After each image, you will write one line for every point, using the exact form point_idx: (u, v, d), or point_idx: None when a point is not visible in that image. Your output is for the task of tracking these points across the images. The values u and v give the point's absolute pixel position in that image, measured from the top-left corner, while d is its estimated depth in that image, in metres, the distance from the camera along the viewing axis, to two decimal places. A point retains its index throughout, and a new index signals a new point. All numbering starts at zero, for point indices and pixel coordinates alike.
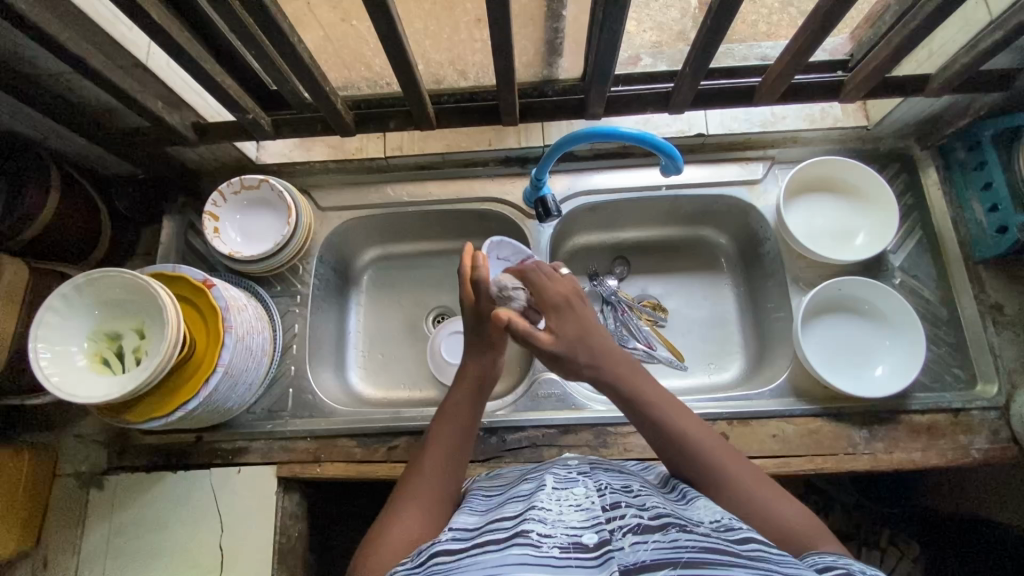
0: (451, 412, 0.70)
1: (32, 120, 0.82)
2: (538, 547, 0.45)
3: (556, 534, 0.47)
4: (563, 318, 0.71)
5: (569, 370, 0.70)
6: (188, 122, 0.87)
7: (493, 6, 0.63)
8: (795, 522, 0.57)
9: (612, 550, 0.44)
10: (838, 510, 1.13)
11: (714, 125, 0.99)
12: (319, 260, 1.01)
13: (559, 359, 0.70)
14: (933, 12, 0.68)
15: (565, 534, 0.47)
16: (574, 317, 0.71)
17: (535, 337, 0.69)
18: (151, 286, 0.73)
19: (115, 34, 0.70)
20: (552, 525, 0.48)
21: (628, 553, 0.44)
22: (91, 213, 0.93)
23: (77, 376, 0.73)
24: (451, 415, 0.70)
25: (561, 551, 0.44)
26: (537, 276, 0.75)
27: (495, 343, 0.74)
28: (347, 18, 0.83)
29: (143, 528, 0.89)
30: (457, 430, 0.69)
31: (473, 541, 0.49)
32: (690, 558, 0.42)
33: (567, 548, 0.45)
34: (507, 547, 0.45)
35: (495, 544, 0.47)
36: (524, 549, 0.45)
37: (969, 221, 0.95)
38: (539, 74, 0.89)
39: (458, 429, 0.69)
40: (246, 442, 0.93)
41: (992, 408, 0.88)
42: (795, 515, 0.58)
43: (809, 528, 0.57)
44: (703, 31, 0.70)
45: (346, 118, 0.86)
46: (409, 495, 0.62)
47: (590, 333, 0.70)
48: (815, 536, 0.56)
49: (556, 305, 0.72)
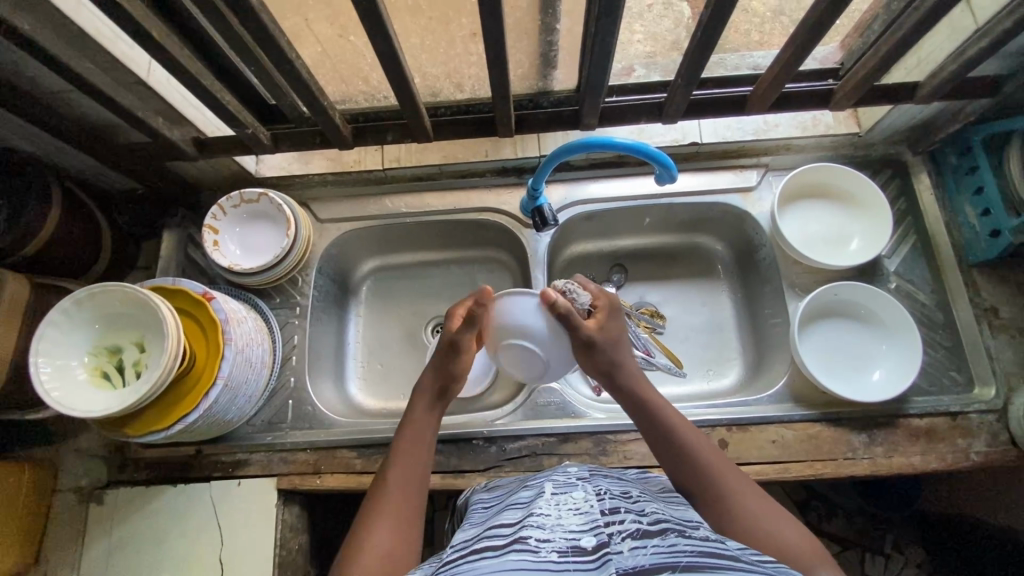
0: (413, 422, 0.72)
1: (34, 137, 0.84)
2: (536, 552, 0.45)
3: (554, 538, 0.47)
4: (611, 318, 0.78)
5: (593, 366, 0.76)
6: (188, 137, 0.88)
7: (487, 20, 0.64)
8: (796, 543, 0.57)
9: (610, 553, 0.44)
10: (840, 517, 1.15)
11: (707, 134, 1.00)
12: (318, 272, 1.02)
13: (596, 349, 0.75)
14: (921, 21, 0.70)
15: (563, 538, 0.47)
16: (621, 324, 0.79)
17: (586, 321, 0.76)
18: (152, 299, 0.74)
19: (116, 52, 0.71)
20: (551, 530, 0.48)
21: (627, 557, 0.44)
22: (91, 229, 0.94)
23: (78, 391, 0.73)
24: (413, 426, 0.72)
25: (559, 555, 0.44)
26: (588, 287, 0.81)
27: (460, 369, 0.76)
28: (344, 33, 0.83)
29: (142, 543, 0.88)
30: (418, 444, 0.70)
31: (472, 548, 0.49)
32: (688, 563, 0.42)
33: (565, 552, 0.45)
34: (506, 552, 0.46)
35: (495, 550, 0.47)
36: (523, 554, 0.45)
37: (962, 224, 0.96)
38: (534, 85, 0.90)
39: (419, 436, 0.71)
40: (247, 454, 0.93)
41: (990, 411, 0.89)
42: (795, 535, 0.58)
43: (809, 550, 0.57)
44: (694, 42, 0.72)
45: (344, 131, 0.87)
46: (379, 507, 0.63)
47: (624, 343, 0.78)
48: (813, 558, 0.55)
49: (610, 307, 0.79)
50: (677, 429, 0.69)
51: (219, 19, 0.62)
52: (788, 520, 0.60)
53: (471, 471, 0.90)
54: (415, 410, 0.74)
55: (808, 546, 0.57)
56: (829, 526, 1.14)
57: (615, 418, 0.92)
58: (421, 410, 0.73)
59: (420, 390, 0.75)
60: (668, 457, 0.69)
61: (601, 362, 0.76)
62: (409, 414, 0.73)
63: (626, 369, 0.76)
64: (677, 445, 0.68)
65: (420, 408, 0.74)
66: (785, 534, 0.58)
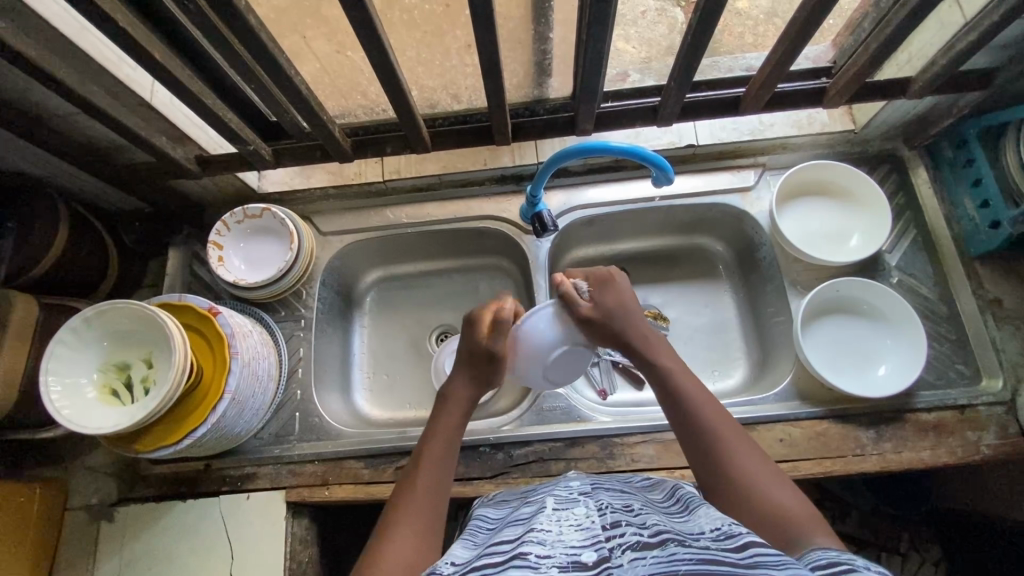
0: (439, 427, 0.70)
1: (41, 159, 0.86)
2: (537, 568, 0.45)
3: (555, 554, 0.46)
4: (606, 291, 0.78)
5: (601, 337, 0.77)
6: (191, 156, 0.89)
7: (480, 31, 0.65)
8: (798, 516, 0.57)
9: (610, 567, 0.44)
10: (855, 516, 1.13)
11: (703, 136, 1.01)
12: (322, 284, 1.03)
13: (595, 323, 0.76)
14: (907, 19, 0.71)
15: (563, 554, 0.46)
16: (618, 294, 0.78)
17: (580, 305, 0.77)
18: (159, 316, 0.75)
19: (120, 75, 0.73)
20: (552, 545, 0.48)
21: (627, 570, 0.44)
22: (99, 249, 0.96)
23: (88, 407, 0.74)
24: (439, 433, 0.69)
25: (559, 571, 0.44)
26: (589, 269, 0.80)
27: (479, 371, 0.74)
28: (343, 50, 0.85)
29: (151, 558, 0.89)
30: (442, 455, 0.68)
31: (472, 567, 0.49)
32: (687, 571, 0.42)
33: (565, 568, 0.44)
34: (508, 569, 0.46)
35: (496, 567, 0.47)
36: (522, 570, 0.45)
37: (960, 216, 0.96)
38: (529, 94, 0.91)
39: (445, 442, 0.69)
40: (254, 467, 0.93)
41: (999, 403, 0.88)
42: (793, 502, 0.58)
43: (806, 517, 0.57)
44: (684, 46, 0.73)
45: (343, 144, 0.88)
46: (401, 516, 0.62)
47: (628, 307, 0.77)
48: (811, 524, 0.56)
49: (603, 280, 0.78)
50: (695, 409, 0.68)
51: (222, 42, 0.64)
52: (790, 490, 0.60)
53: (479, 479, 0.90)
54: (443, 419, 0.71)
55: (806, 516, 0.57)
56: (844, 526, 1.12)
57: (621, 421, 0.92)
58: (449, 417, 0.71)
59: (451, 394, 0.73)
60: (677, 425, 0.69)
61: (610, 331, 0.76)
62: (436, 416, 0.72)
63: (631, 333, 0.75)
64: (687, 414, 0.68)
65: (446, 418, 0.71)
66: (781, 499, 0.59)
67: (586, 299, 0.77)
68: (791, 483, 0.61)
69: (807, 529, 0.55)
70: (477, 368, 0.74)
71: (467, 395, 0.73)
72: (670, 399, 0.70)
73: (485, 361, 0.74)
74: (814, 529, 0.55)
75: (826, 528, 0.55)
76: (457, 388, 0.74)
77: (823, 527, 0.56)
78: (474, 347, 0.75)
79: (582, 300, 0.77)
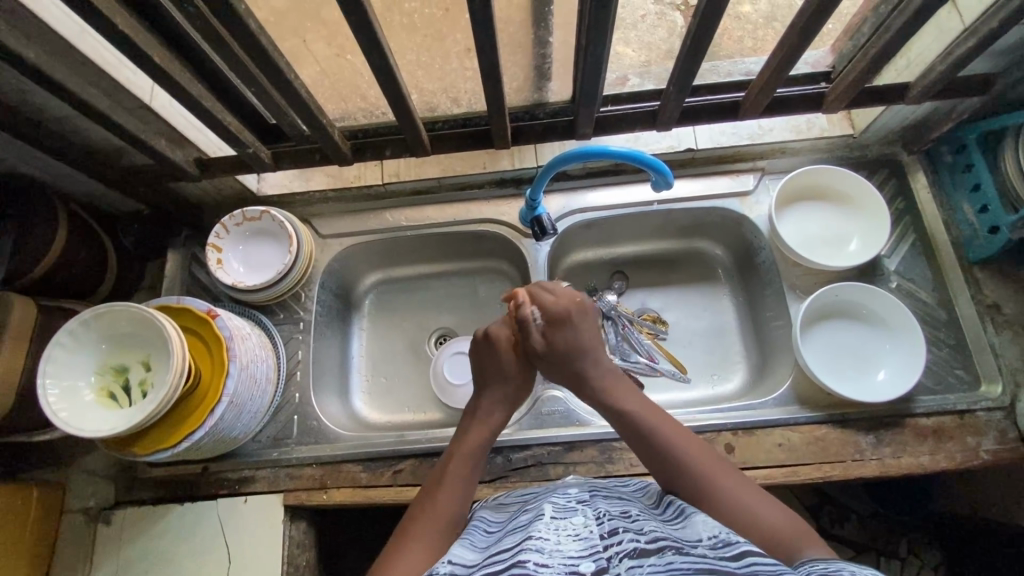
0: (465, 445, 0.71)
1: (41, 161, 0.86)
2: None
3: (553, 563, 0.46)
4: (562, 327, 0.75)
5: (556, 372, 0.76)
6: (191, 158, 0.89)
7: (480, 36, 0.65)
8: (788, 531, 0.57)
9: None
10: (853, 520, 1.13)
11: (703, 140, 1.01)
12: (321, 287, 1.03)
13: (549, 359, 0.75)
14: (907, 24, 0.71)
15: (561, 563, 0.46)
16: (574, 331, 0.75)
17: (533, 337, 0.75)
18: (158, 319, 0.74)
19: (120, 77, 0.73)
20: (550, 555, 0.48)
21: None
22: (98, 252, 0.96)
23: (85, 411, 0.74)
24: (462, 453, 0.70)
25: None
26: (545, 298, 0.77)
27: (512, 381, 0.76)
28: (342, 53, 0.85)
29: (148, 562, 0.88)
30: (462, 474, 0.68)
31: None
32: None
33: None
34: None
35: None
36: None
37: (960, 221, 0.96)
38: (529, 98, 0.92)
39: (468, 461, 0.69)
40: (251, 471, 0.93)
41: (998, 408, 0.88)
42: (779, 517, 0.58)
43: (793, 532, 0.57)
44: (684, 50, 0.73)
45: (343, 148, 0.88)
46: (417, 529, 0.62)
47: (586, 345, 0.75)
48: (801, 539, 0.56)
49: (560, 314, 0.75)
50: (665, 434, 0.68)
51: (221, 45, 0.64)
52: (776, 506, 0.60)
53: (478, 483, 0.90)
54: (470, 438, 0.72)
55: (796, 532, 0.57)
56: (843, 531, 1.12)
57: None
58: (476, 436, 0.72)
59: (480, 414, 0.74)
60: (647, 452, 0.68)
61: (565, 367, 0.74)
62: (462, 435, 0.73)
63: (586, 371, 0.74)
64: (654, 441, 0.67)
65: (476, 432, 0.72)
66: (765, 515, 0.59)
67: (540, 332, 0.75)
68: (776, 500, 0.61)
69: (794, 544, 0.55)
70: (508, 380, 0.76)
71: (500, 411, 0.75)
72: (634, 428, 0.70)
73: (520, 370, 0.77)
74: (804, 543, 0.55)
75: (817, 543, 0.56)
76: (485, 406, 0.75)
77: (814, 540, 0.56)
78: (506, 353, 0.77)
79: (536, 333, 0.75)
